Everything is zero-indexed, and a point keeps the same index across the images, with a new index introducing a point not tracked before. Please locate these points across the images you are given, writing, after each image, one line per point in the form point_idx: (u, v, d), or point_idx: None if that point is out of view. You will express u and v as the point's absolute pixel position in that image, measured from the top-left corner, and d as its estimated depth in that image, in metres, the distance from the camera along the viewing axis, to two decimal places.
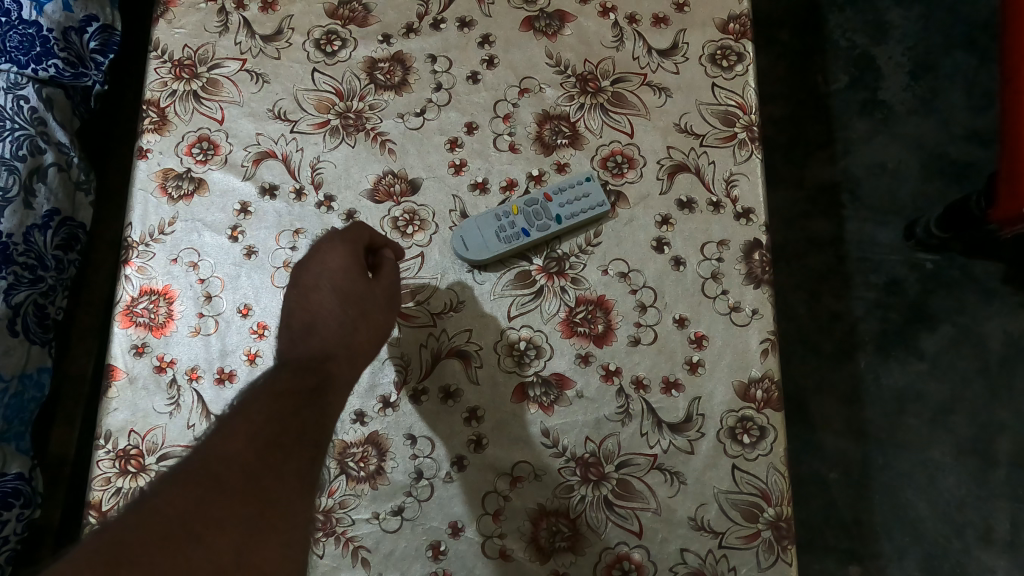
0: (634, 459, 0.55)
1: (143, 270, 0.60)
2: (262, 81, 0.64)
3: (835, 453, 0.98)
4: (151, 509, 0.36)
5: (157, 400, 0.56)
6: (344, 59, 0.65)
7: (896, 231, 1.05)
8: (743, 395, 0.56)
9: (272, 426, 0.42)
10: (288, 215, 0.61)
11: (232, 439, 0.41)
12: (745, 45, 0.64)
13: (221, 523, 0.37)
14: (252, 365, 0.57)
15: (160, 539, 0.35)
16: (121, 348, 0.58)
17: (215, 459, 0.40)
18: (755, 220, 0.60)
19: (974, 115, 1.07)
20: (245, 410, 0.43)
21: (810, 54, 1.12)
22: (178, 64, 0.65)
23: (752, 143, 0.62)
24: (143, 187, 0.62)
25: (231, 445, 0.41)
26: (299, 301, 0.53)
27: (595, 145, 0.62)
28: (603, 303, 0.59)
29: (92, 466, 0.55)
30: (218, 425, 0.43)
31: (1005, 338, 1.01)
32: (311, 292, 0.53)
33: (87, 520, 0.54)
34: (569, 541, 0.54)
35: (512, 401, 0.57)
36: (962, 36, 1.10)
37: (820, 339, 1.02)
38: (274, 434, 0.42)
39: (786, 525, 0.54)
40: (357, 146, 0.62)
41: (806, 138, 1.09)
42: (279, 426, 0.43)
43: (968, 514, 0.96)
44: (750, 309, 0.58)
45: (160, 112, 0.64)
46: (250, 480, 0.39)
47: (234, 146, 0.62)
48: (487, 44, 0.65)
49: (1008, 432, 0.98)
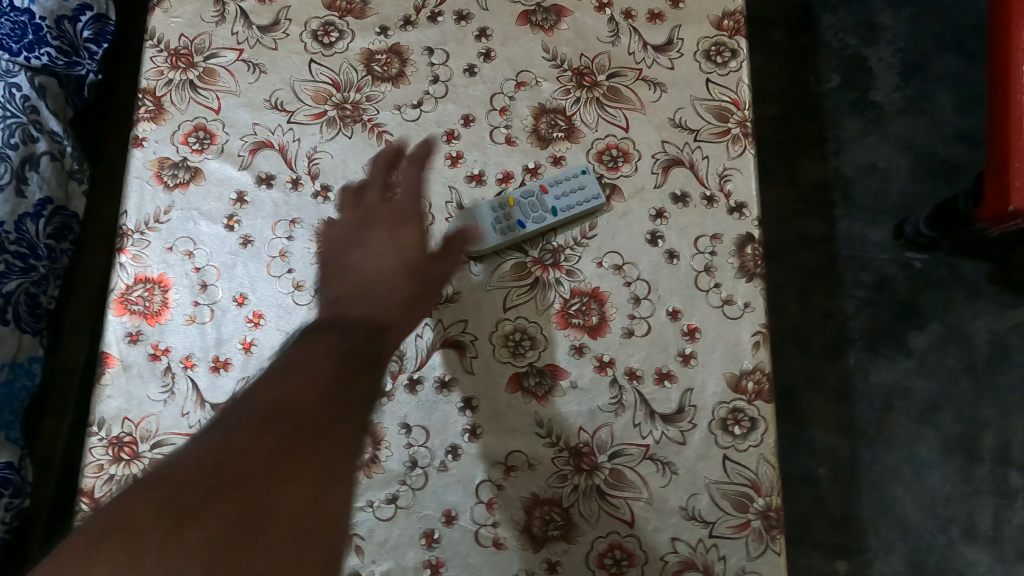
0: (627, 449, 0.56)
1: (138, 259, 0.60)
2: (259, 71, 0.64)
3: (824, 449, 0.99)
4: (198, 463, 0.30)
5: (151, 387, 0.56)
6: (341, 50, 0.65)
7: (885, 230, 1.06)
8: (734, 387, 0.57)
9: (328, 372, 0.34)
10: (284, 205, 0.61)
11: (296, 372, 0.34)
12: (739, 42, 0.65)
13: (286, 476, 0.30)
14: (247, 354, 0.57)
15: (230, 480, 0.30)
16: (115, 335, 0.58)
17: (278, 391, 0.33)
18: (749, 214, 0.61)
19: (962, 116, 1.08)
20: (309, 339, 0.36)
21: (803, 54, 1.13)
22: (175, 53, 0.65)
23: (746, 138, 0.62)
24: (139, 175, 0.62)
25: (299, 380, 0.33)
26: (350, 239, 0.46)
27: (590, 139, 0.63)
28: (597, 295, 0.59)
29: (85, 453, 0.55)
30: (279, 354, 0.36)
31: (991, 336, 1.02)
32: (363, 239, 0.46)
33: (79, 506, 0.54)
34: (561, 530, 0.55)
35: (506, 391, 0.57)
36: (951, 39, 1.11)
37: (811, 336, 1.03)
38: (336, 377, 0.34)
39: (775, 515, 0.54)
40: (354, 137, 0.62)
41: (798, 137, 1.10)
42: (337, 370, 0.34)
43: (953, 509, 0.97)
44: (742, 302, 0.59)
45: (156, 100, 0.63)
46: (312, 431, 0.32)
47: (231, 136, 0.62)
48: (485, 38, 0.65)
49: (993, 429, 0.99)
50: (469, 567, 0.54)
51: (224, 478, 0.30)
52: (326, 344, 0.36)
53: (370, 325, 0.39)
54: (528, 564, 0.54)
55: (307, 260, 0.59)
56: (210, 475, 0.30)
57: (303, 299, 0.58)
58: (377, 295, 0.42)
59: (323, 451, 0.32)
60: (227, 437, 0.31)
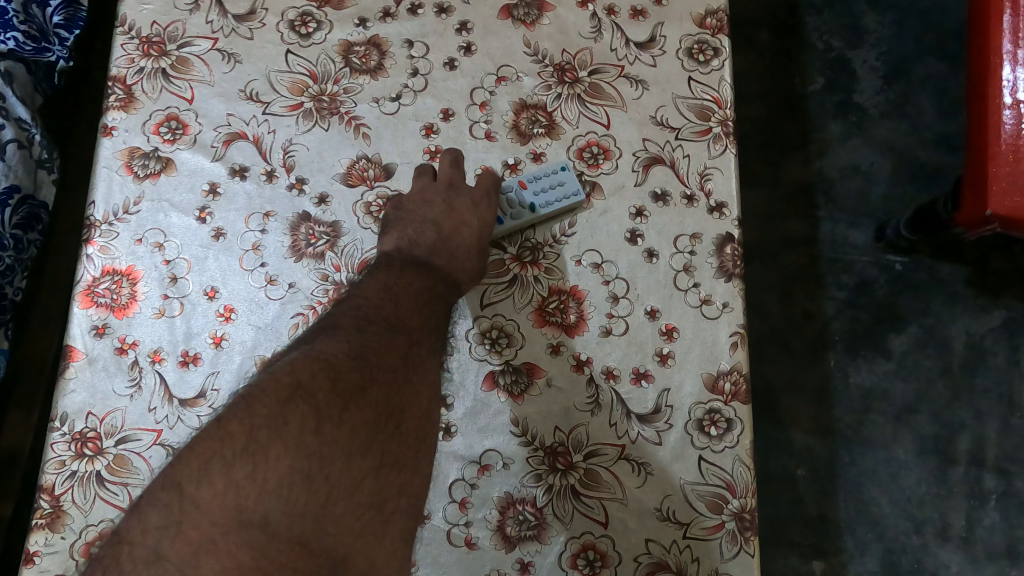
0: (603, 450, 0.55)
1: (105, 250, 0.58)
2: (234, 62, 0.63)
3: (803, 450, 1.00)
4: (351, 354, 0.42)
5: (117, 382, 0.55)
6: (319, 42, 0.64)
7: (866, 232, 1.06)
8: (711, 387, 0.56)
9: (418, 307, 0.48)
10: (257, 198, 0.60)
11: (397, 303, 0.47)
12: (722, 41, 0.65)
13: (410, 369, 0.44)
14: (217, 349, 0.56)
15: (377, 368, 0.42)
16: (80, 329, 0.56)
17: (388, 311, 0.46)
18: (728, 214, 0.60)
19: (943, 121, 1.09)
20: (395, 282, 0.49)
21: (788, 56, 1.13)
22: (146, 41, 0.63)
23: (727, 138, 0.62)
24: (108, 165, 0.60)
25: (400, 308, 0.47)
26: (426, 205, 0.56)
27: (571, 136, 0.62)
28: (575, 294, 0.59)
29: (46, 449, 0.54)
30: (370, 290, 0.48)
31: (968, 339, 1.03)
32: (438, 201, 0.56)
33: (38, 504, 0.52)
34: (535, 531, 0.54)
35: (481, 389, 0.56)
36: (934, 43, 1.12)
37: (791, 337, 1.03)
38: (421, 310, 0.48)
39: (749, 516, 0.54)
40: (330, 130, 0.61)
41: (782, 138, 1.10)
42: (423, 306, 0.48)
43: (928, 511, 0.98)
44: (720, 302, 0.58)
45: (126, 89, 0.62)
46: (417, 342, 0.46)
47: (204, 126, 0.61)
48: (465, 31, 0.64)
49: (968, 431, 1.00)
50: (440, 567, 0.53)
51: (368, 370, 0.42)
52: (413, 284, 0.49)
53: (449, 276, 0.52)
54: (500, 564, 0.53)
55: (281, 254, 0.58)
56: (355, 366, 0.42)
57: (276, 293, 0.57)
58: (452, 257, 0.53)
59: (428, 359, 0.46)
60: (359, 340, 0.44)
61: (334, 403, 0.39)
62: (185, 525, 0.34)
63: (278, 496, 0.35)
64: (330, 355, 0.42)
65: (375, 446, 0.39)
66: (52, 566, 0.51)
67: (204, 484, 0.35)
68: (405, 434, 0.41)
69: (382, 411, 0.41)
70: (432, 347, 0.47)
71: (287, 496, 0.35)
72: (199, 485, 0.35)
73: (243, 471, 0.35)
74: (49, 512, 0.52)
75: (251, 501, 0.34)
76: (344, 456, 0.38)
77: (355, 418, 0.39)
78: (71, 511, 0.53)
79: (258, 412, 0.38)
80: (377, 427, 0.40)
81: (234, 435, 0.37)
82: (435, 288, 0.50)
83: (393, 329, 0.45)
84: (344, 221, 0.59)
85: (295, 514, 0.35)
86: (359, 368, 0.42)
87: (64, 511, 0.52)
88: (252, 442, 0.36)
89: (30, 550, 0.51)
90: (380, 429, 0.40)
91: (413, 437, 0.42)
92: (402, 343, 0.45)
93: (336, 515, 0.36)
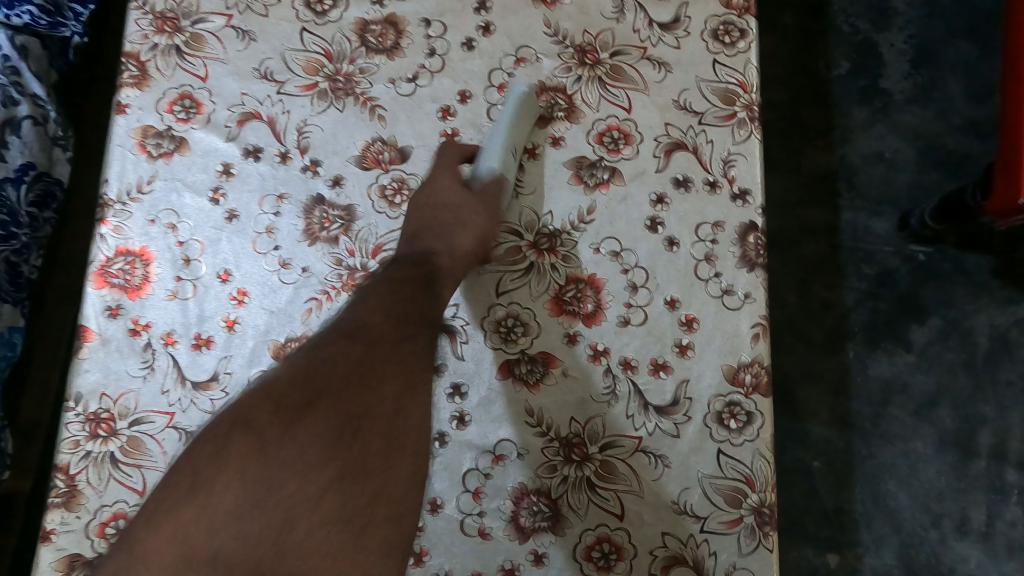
0: (619, 441, 0.54)
1: (119, 230, 0.58)
2: (249, 39, 0.61)
3: (819, 442, 0.98)
4: (307, 374, 0.42)
5: (131, 364, 0.55)
6: (335, 19, 0.62)
7: (890, 221, 1.04)
8: (731, 379, 0.55)
9: (387, 308, 0.47)
10: (271, 179, 0.59)
11: (363, 312, 0.46)
12: (749, 21, 0.62)
13: (373, 375, 0.43)
14: (230, 332, 0.55)
15: (334, 383, 0.42)
16: (93, 309, 0.56)
17: (353, 322, 0.46)
18: (752, 202, 0.59)
19: (973, 108, 1.06)
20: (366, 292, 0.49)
21: (813, 38, 1.10)
22: (160, 16, 0.61)
23: (752, 123, 0.60)
24: (121, 143, 0.59)
25: (364, 315, 0.46)
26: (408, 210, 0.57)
27: (591, 120, 0.60)
28: (593, 282, 0.57)
29: (61, 428, 0.53)
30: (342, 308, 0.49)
31: (992, 332, 1.01)
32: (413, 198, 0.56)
33: (54, 482, 0.52)
34: (549, 522, 0.53)
35: (496, 378, 0.56)
36: (965, 26, 1.08)
37: (810, 327, 1.01)
38: (391, 309, 0.46)
39: (768, 511, 0.53)
40: (345, 111, 0.60)
41: (804, 124, 1.08)
42: (392, 305, 0.47)
43: (946, 505, 0.96)
44: (742, 292, 0.57)
45: (140, 65, 0.61)
46: (381, 344, 0.44)
47: (218, 105, 0.60)
48: (484, 10, 0.62)
49: (990, 425, 0.98)
50: (453, 557, 0.53)
51: (322, 387, 0.42)
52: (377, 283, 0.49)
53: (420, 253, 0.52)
54: (513, 554, 0.53)
55: (295, 238, 0.57)
56: (302, 387, 0.42)
57: (290, 277, 0.57)
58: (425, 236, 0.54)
59: (397, 358, 0.44)
60: (318, 358, 0.43)
61: (277, 429, 0.40)
62: (138, 575, 0.36)
63: (228, 533, 0.37)
64: (283, 381, 0.42)
65: (328, 463, 0.40)
66: (68, 544, 0.51)
67: (157, 532, 0.37)
68: (368, 442, 0.41)
69: (334, 425, 0.41)
70: (403, 341, 0.45)
71: (239, 530, 0.37)
72: (153, 529, 0.38)
73: (189, 513, 0.38)
74: (65, 491, 0.52)
75: (203, 539, 0.37)
76: (299, 479, 0.39)
77: (303, 437, 0.40)
78: (86, 491, 0.52)
79: (204, 457, 0.40)
80: (329, 442, 0.40)
81: (183, 478, 0.39)
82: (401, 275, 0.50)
83: (347, 338, 0.45)
84: (359, 205, 0.58)
85: (251, 544, 0.37)
86: (311, 388, 0.42)
87: (79, 490, 0.52)
88: (195, 483, 0.39)
89: (46, 529, 0.52)
90: (334, 444, 0.40)
91: (380, 443, 0.41)
92: (357, 350, 0.44)
93: (297, 540, 0.38)
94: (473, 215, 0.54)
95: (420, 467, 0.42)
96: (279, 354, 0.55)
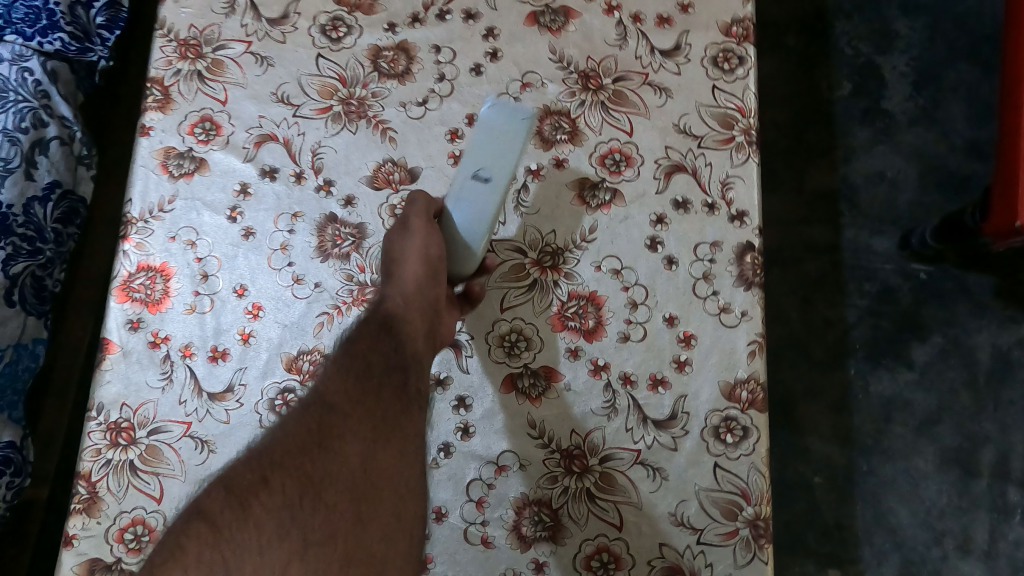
0: (619, 453, 0.56)
1: (141, 247, 0.60)
2: (267, 64, 0.64)
3: (821, 458, 0.99)
4: (281, 441, 0.45)
5: (150, 375, 0.57)
6: (349, 46, 0.65)
7: (891, 240, 1.06)
8: (728, 395, 0.57)
9: (357, 367, 0.49)
10: (287, 198, 0.61)
11: (335, 373, 0.49)
12: (748, 49, 0.65)
13: (343, 437, 0.45)
14: (245, 345, 0.58)
15: (305, 447, 0.44)
16: (116, 322, 0.58)
17: (324, 385, 0.48)
18: (749, 223, 0.60)
19: (974, 129, 1.07)
20: (338, 352, 0.50)
21: (815, 60, 1.12)
22: (184, 43, 0.65)
23: (750, 146, 0.62)
24: (145, 164, 0.62)
25: (335, 376, 0.48)
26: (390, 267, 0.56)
27: (594, 142, 0.63)
28: (595, 299, 0.59)
29: (84, 437, 0.56)
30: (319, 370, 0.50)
31: (994, 350, 1.02)
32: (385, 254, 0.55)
33: (76, 489, 0.55)
34: (550, 531, 0.55)
35: (499, 391, 0.58)
36: (966, 49, 1.10)
37: (811, 344, 1.03)
38: (361, 367, 0.49)
39: (764, 524, 0.54)
40: (358, 133, 0.63)
41: (807, 144, 1.10)
42: (362, 363, 0.49)
43: (948, 523, 0.97)
44: (739, 310, 0.58)
45: (164, 90, 0.64)
46: (353, 403, 0.47)
47: (237, 128, 0.63)
48: (492, 37, 0.65)
49: (992, 444, 0.99)
50: (457, 564, 0.55)
51: (293, 453, 0.44)
52: (351, 338, 0.51)
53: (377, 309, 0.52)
54: (515, 563, 0.55)
55: (309, 254, 0.60)
56: (268, 457, 0.44)
57: (303, 292, 0.59)
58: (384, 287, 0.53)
59: (359, 414, 0.47)
60: (291, 424, 0.46)
61: (236, 508, 0.42)
62: None
63: None
64: (255, 451, 0.45)
65: (296, 529, 0.42)
66: (89, 549, 0.54)
67: None
68: (335, 501, 0.43)
69: (296, 493, 0.43)
70: (365, 395, 0.47)
71: None
72: None
73: None
74: (86, 497, 0.55)
75: None
76: (273, 546, 0.41)
77: (264, 511, 0.42)
78: (106, 498, 0.55)
79: (179, 534, 0.41)
80: (292, 510, 0.42)
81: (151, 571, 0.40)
82: (371, 326, 0.51)
83: (307, 406, 0.47)
84: (370, 223, 0.60)
85: None
86: (283, 456, 0.44)
87: (99, 497, 0.55)
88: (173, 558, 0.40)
89: (68, 533, 0.54)
90: (298, 512, 0.42)
91: (350, 499, 0.44)
92: (316, 415, 0.46)
93: None
94: (407, 247, 0.53)
95: (400, 509, 0.45)
96: (292, 366, 0.57)
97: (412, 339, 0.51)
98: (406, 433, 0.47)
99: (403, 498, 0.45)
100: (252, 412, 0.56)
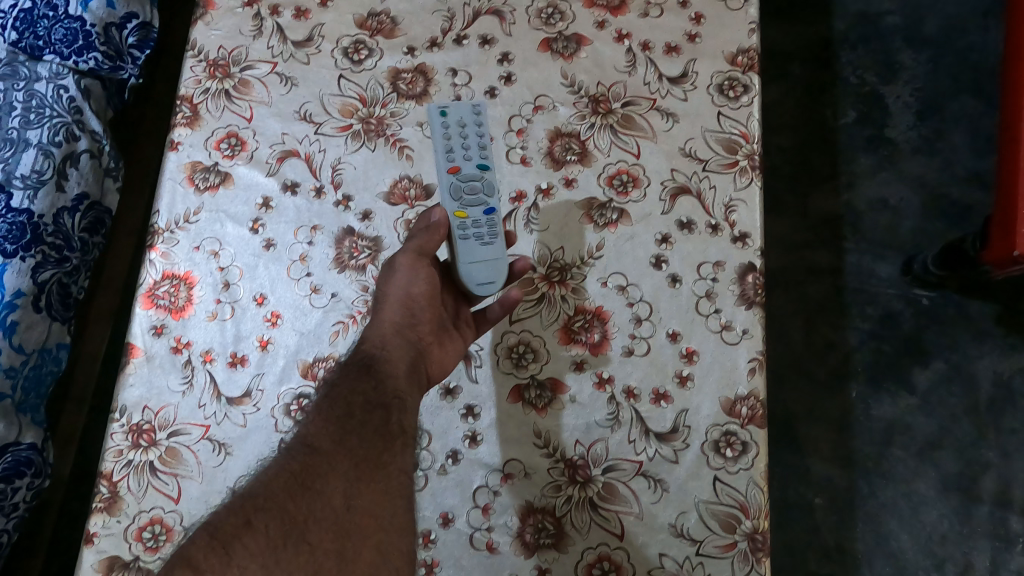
0: (621, 465, 0.58)
1: (166, 256, 0.63)
2: (291, 84, 0.67)
3: (822, 480, 1.00)
4: (264, 484, 0.45)
5: (172, 379, 0.60)
6: (369, 68, 0.68)
7: (893, 265, 1.07)
8: (728, 410, 0.59)
9: (339, 410, 0.49)
10: (306, 212, 0.64)
11: (317, 418, 0.49)
12: (752, 78, 0.67)
13: (326, 478, 0.46)
14: (263, 351, 0.60)
15: (287, 491, 0.45)
16: (141, 327, 0.61)
17: (308, 430, 0.48)
18: (751, 244, 0.62)
19: (976, 159, 1.09)
20: (323, 397, 0.51)
21: (821, 89, 1.15)
22: (212, 63, 0.68)
23: (753, 171, 0.64)
24: (172, 177, 0.65)
25: (318, 421, 0.49)
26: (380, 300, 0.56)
27: (602, 164, 0.65)
28: (600, 314, 0.62)
29: (107, 437, 0.58)
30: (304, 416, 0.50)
31: (996, 377, 1.02)
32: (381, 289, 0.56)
33: (98, 488, 0.57)
34: (553, 539, 0.57)
35: (508, 400, 0.60)
36: (969, 81, 1.13)
37: (814, 366, 1.04)
38: (342, 410, 0.49)
39: (762, 538, 0.56)
40: (377, 151, 0.65)
41: (811, 169, 1.12)
42: (344, 407, 0.49)
43: (949, 549, 0.97)
44: (741, 328, 0.60)
45: (192, 107, 0.67)
46: (336, 446, 0.47)
47: (261, 144, 0.66)
48: (506, 62, 0.68)
49: (993, 471, 0.99)
50: (462, 569, 0.57)
51: (275, 497, 0.44)
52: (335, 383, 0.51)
53: (365, 351, 0.52)
54: (519, 569, 0.56)
55: (326, 266, 0.62)
56: (250, 502, 0.44)
57: (320, 301, 0.61)
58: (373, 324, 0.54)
59: (341, 454, 0.47)
60: (274, 469, 0.46)
61: (218, 553, 0.41)
62: None
63: None
64: (237, 497, 0.45)
65: (280, 569, 0.41)
66: (108, 546, 0.56)
67: None
68: (320, 541, 0.43)
69: (280, 535, 0.43)
70: (348, 435, 0.48)
71: None
72: None
73: None
74: (107, 496, 0.57)
75: None
76: None
77: (248, 554, 0.42)
78: (126, 497, 0.57)
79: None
80: (277, 552, 0.42)
81: None
82: (355, 369, 0.51)
83: (291, 449, 0.47)
84: (385, 237, 0.63)
85: None
86: (266, 500, 0.44)
87: (120, 496, 0.57)
88: None
89: (89, 531, 0.56)
90: (283, 550, 0.42)
91: (334, 539, 0.43)
92: (299, 458, 0.46)
93: None
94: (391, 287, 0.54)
95: (386, 548, 0.44)
96: (308, 373, 0.60)
97: (393, 376, 0.51)
98: (390, 471, 0.47)
99: (390, 537, 0.44)
100: (268, 416, 0.58)
